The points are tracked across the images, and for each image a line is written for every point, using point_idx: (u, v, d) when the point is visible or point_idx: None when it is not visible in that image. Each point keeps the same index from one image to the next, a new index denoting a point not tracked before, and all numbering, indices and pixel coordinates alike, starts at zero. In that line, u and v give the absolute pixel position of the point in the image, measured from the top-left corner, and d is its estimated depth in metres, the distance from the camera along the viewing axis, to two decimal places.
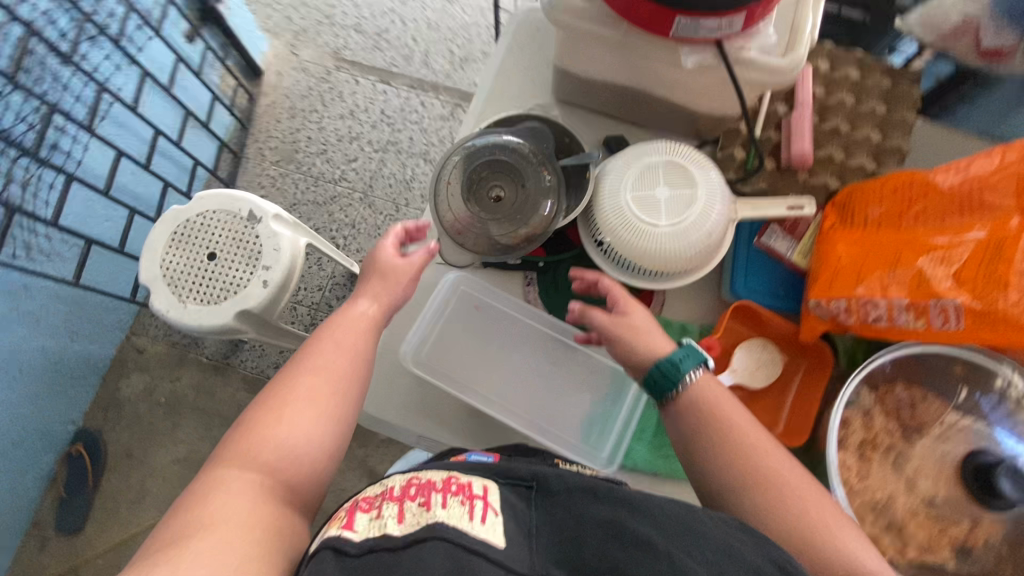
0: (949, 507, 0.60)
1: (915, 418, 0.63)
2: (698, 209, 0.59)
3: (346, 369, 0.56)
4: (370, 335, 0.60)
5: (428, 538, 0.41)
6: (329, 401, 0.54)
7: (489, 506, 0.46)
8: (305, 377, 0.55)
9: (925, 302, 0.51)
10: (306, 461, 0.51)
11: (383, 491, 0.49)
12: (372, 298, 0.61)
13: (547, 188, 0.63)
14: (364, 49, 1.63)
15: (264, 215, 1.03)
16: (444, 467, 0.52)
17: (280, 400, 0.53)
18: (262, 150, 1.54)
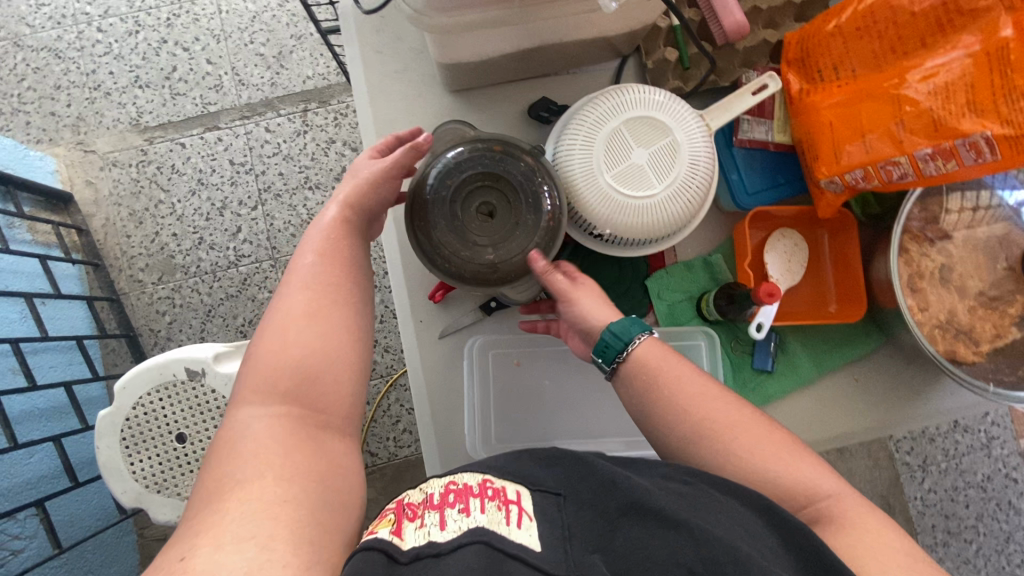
0: (997, 290, 0.63)
1: (940, 229, 0.63)
2: (683, 154, 0.53)
3: (344, 278, 0.48)
4: (351, 232, 0.51)
5: (469, 542, 0.36)
6: (332, 312, 0.46)
7: (525, 510, 0.40)
8: (297, 291, 0.46)
9: (950, 143, 0.48)
10: (326, 380, 0.43)
11: (424, 498, 0.42)
12: (339, 200, 0.51)
13: (525, 163, 0.53)
14: (165, 105, 1.35)
15: (203, 364, 0.88)
16: (477, 467, 0.45)
17: (280, 319, 0.45)
18: (136, 276, 1.30)
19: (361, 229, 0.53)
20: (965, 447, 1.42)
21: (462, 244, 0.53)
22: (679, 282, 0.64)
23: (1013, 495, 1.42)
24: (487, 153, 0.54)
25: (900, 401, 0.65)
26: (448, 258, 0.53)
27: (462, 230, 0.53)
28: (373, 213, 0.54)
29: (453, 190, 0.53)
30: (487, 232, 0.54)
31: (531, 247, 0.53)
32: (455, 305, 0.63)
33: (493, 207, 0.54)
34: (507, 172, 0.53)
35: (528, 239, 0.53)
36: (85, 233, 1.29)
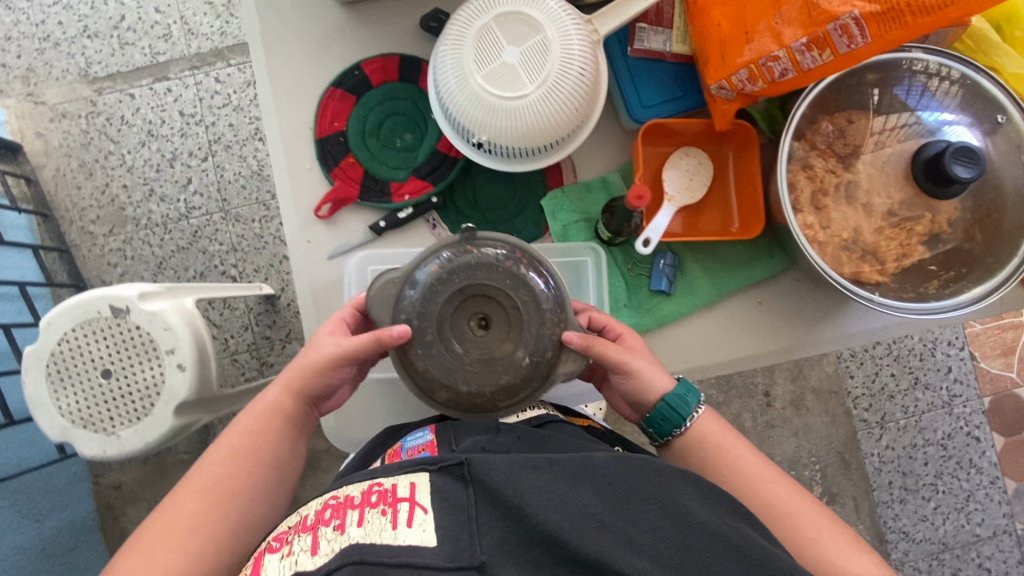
0: (908, 209, 0.60)
1: (849, 144, 0.60)
2: (557, 52, 0.50)
3: (250, 492, 0.50)
4: (286, 423, 0.52)
5: (339, 564, 0.34)
6: (215, 528, 0.47)
7: (417, 504, 0.39)
8: (185, 499, 0.48)
9: (824, 31, 0.46)
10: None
11: (297, 521, 0.41)
12: (282, 382, 0.52)
13: (495, 265, 0.47)
14: (114, 55, 1.33)
15: (128, 301, 0.87)
16: (368, 474, 0.44)
17: (155, 530, 0.46)
18: (87, 228, 1.30)
19: (306, 411, 0.53)
20: (925, 404, 1.40)
21: (499, 377, 0.46)
22: (576, 201, 0.62)
23: (975, 454, 1.40)
24: (452, 284, 0.46)
25: (803, 324, 0.63)
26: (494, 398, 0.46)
27: (479, 358, 0.46)
28: (325, 390, 0.53)
29: (437, 336, 0.46)
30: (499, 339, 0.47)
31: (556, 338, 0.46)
32: (346, 225, 0.61)
33: (487, 326, 0.47)
34: (464, 283, 0.46)
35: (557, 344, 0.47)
36: (34, 184, 1.28)
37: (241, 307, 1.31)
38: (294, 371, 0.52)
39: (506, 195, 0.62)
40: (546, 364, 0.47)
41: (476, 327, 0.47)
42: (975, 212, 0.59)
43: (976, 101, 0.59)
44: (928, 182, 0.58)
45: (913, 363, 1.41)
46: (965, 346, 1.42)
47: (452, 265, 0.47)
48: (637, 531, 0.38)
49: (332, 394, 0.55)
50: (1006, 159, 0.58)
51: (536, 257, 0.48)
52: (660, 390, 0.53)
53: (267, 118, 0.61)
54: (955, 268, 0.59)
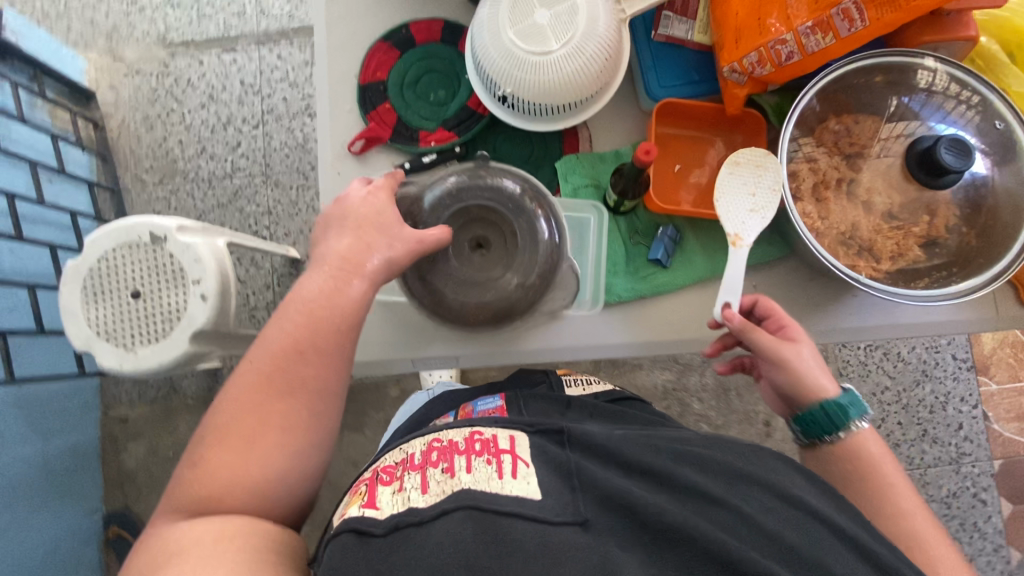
0: (906, 211, 0.62)
1: (854, 143, 0.63)
2: (584, 17, 0.55)
3: (322, 377, 0.49)
4: (350, 308, 0.50)
5: (456, 506, 0.38)
6: (290, 411, 0.47)
7: (519, 457, 0.42)
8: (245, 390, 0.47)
9: (827, 15, 0.50)
10: (278, 488, 0.45)
11: (404, 458, 0.45)
12: (351, 267, 0.51)
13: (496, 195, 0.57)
14: (191, 25, 1.45)
15: (166, 231, 0.94)
16: (465, 423, 0.47)
17: (240, 403, 0.47)
18: (140, 176, 1.40)
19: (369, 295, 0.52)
20: (932, 459, 1.36)
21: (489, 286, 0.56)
22: (587, 168, 0.65)
23: (980, 517, 1.34)
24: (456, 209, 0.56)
25: (794, 312, 0.65)
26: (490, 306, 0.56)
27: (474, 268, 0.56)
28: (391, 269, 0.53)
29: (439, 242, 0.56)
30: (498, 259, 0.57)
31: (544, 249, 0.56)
32: (373, 163, 0.66)
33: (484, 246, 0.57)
34: (472, 202, 0.56)
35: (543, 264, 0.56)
36: (100, 129, 1.39)
37: (265, 267, 1.38)
38: (353, 250, 0.52)
39: (524, 155, 0.67)
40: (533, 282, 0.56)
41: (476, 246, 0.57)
42: (971, 219, 0.61)
43: (981, 116, 0.61)
44: (924, 176, 0.60)
45: (922, 415, 1.37)
46: (979, 404, 1.38)
47: (467, 188, 0.56)
48: (756, 514, 0.39)
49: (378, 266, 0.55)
50: (1007, 174, 0.60)
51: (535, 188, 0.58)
52: (823, 391, 0.54)
53: (318, 61, 0.67)
54: (948, 267, 0.61)
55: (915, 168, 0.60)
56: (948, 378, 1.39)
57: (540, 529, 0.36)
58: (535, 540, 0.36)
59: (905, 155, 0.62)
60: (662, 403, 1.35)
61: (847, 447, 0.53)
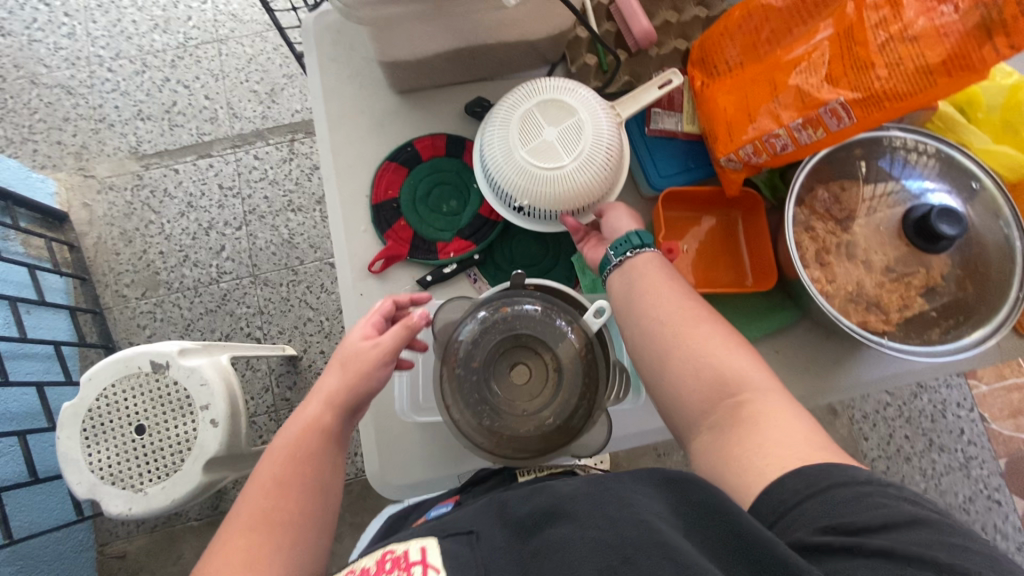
0: (903, 265, 0.66)
1: (844, 209, 0.68)
2: (590, 131, 0.59)
3: (302, 507, 0.46)
4: (326, 441, 0.50)
5: None
6: (271, 557, 0.43)
7: (428, 566, 0.37)
8: (235, 535, 0.44)
9: (816, 113, 0.54)
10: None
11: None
12: (323, 398, 0.51)
13: (534, 317, 0.51)
14: (163, 135, 1.46)
15: (168, 357, 0.91)
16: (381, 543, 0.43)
17: (224, 539, 0.44)
18: (120, 291, 1.37)
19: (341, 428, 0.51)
20: (943, 467, 1.40)
21: (512, 402, 0.49)
22: None
23: (999, 519, 1.38)
24: (497, 326, 0.50)
25: (820, 371, 0.67)
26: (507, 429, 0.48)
27: (483, 387, 0.49)
28: (357, 406, 0.52)
29: (482, 364, 0.49)
30: (527, 391, 0.50)
31: (571, 395, 0.49)
32: (395, 279, 0.67)
33: (519, 373, 0.50)
34: (522, 329, 0.51)
35: (565, 403, 0.49)
36: (76, 250, 1.37)
37: (262, 369, 1.34)
38: (337, 387, 0.52)
39: (540, 253, 0.69)
40: (552, 418, 0.48)
41: (515, 372, 0.50)
42: (966, 267, 0.65)
43: (951, 169, 0.67)
44: (920, 240, 0.64)
45: (926, 425, 1.42)
46: (974, 407, 1.44)
47: (527, 314, 0.51)
48: None
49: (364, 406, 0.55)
50: (985, 218, 0.66)
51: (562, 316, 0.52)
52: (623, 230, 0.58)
53: (328, 186, 0.70)
54: (955, 316, 0.65)
55: (912, 236, 0.64)
56: (942, 386, 1.44)
57: None
58: None
59: (901, 220, 0.66)
60: (681, 452, 1.35)
61: (667, 324, 0.49)
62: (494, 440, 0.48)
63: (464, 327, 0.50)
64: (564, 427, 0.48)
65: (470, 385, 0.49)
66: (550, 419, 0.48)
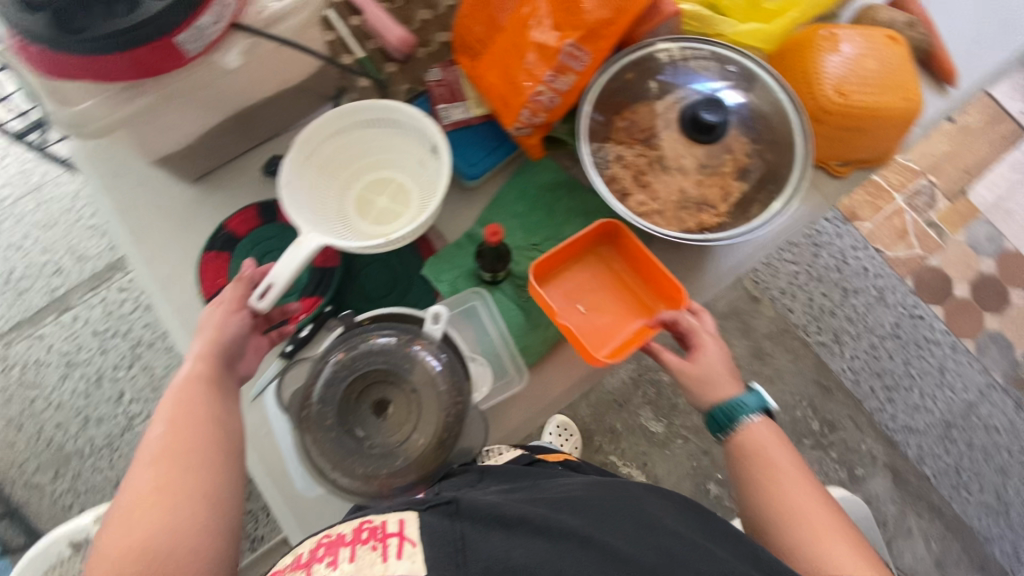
0: (710, 158, 0.70)
1: (644, 129, 0.72)
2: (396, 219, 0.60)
3: (204, 438, 0.45)
4: (205, 383, 0.49)
5: None
6: (193, 482, 0.42)
7: (406, 538, 0.39)
8: (143, 471, 0.42)
9: (558, 61, 0.57)
10: (180, 554, 0.39)
11: (293, 559, 0.41)
12: (194, 353, 0.51)
13: (381, 349, 0.51)
14: (12, 306, 1.35)
15: (85, 530, 0.85)
16: (360, 511, 0.44)
17: (124, 504, 0.41)
18: (31, 480, 1.27)
19: (222, 378, 0.51)
20: (863, 306, 1.51)
21: (379, 438, 0.49)
22: (450, 261, 0.69)
23: (925, 330, 1.50)
24: (344, 373, 0.50)
25: (680, 281, 0.71)
26: (382, 466, 0.47)
27: (348, 437, 0.48)
28: (231, 353, 0.53)
29: (338, 417, 0.48)
30: (389, 429, 0.49)
31: (437, 413, 0.49)
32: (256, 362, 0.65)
33: (384, 410, 0.50)
34: (368, 366, 0.50)
35: (432, 420, 0.49)
36: None
37: None
38: (207, 342, 0.51)
39: (390, 279, 0.70)
40: (421, 440, 0.48)
41: (379, 411, 0.50)
42: (760, 140, 0.70)
43: (720, 63, 0.72)
44: (698, 134, 0.68)
45: (835, 276, 1.52)
46: (868, 244, 1.55)
47: (370, 349, 0.51)
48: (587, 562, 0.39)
49: (240, 360, 0.55)
50: (762, 92, 0.71)
51: (407, 331, 0.52)
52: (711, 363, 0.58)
53: (157, 301, 0.67)
54: (766, 187, 0.70)
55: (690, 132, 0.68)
56: (835, 237, 1.55)
57: None
58: None
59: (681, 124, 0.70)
60: (639, 393, 1.39)
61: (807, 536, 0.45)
62: (377, 483, 0.47)
63: (314, 383, 0.50)
64: (441, 442, 0.49)
65: (331, 444, 0.48)
66: (417, 444, 0.48)
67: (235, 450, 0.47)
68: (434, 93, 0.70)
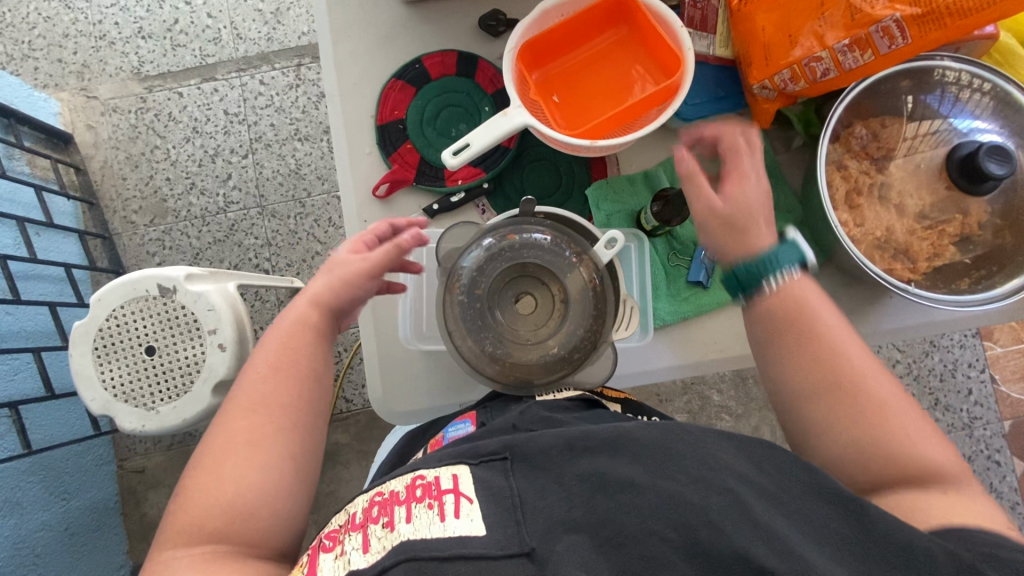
0: (938, 210, 0.62)
1: (882, 147, 0.63)
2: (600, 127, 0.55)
3: (296, 398, 0.51)
4: (314, 336, 0.54)
5: (396, 561, 0.34)
6: (278, 436, 0.49)
7: (463, 496, 0.39)
8: (238, 417, 0.49)
9: (866, 32, 0.51)
10: (261, 513, 0.46)
11: (346, 520, 0.41)
12: (309, 297, 0.55)
13: (542, 250, 0.51)
14: (165, 55, 1.40)
15: (175, 282, 0.90)
16: (406, 469, 0.43)
17: (219, 446, 0.48)
18: (129, 217, 1.36)
19: (329, 327, 0.55)
20: (945, 425, 1.39)
21: (515, 329, 0.51)
22: (617, 193, 0.64)
23: (995, 478, 1.38)
24: (505, 254, 0.50)
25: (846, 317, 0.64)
26: (510, 354, 0.50)
27: (486, 316, 0.50)
28: (344, 309, 0.56)
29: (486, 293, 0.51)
30: (528, 325, 0.51)
31: (578, 326, 0.49)
32: (399, 205, 0.65)
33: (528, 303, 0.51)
34: (530, 259, 0.51)
35: (570, 332, 0.50)
36: (83, 173, 1.35)
37: (271, 301, 1.34)
38: (323, 292, 0.54)
39: (552, 184, 0.67)
40: (554, 347, 0.50)
41: (522, 303, 0.52)
42: (1004, 215, 0.61)
43: (1006, 110, 0.62)
44: (964, 181, 0.59)
45: (933, 384, 1.40)
46: (985, 369, 1.41)
47: (535, 242, 0.50)
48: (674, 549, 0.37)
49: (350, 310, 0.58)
50: None
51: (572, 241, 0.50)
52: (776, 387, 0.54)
53: (332, 106, 0.66)
54: (986, 267, 0.61)
55: (956, 176, 0.60)
56: (955, 347, 1.41)
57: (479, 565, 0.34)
58: None
59: (945, 159, 0.61)
60: (683, 399, 1.35)
61: None
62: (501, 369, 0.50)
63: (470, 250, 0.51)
64: (573, 356, 0.49)
65: (470, 316, 0.50)
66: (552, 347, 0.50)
67: (315, 415, 0.52)
68: (684, 13, 0.63)
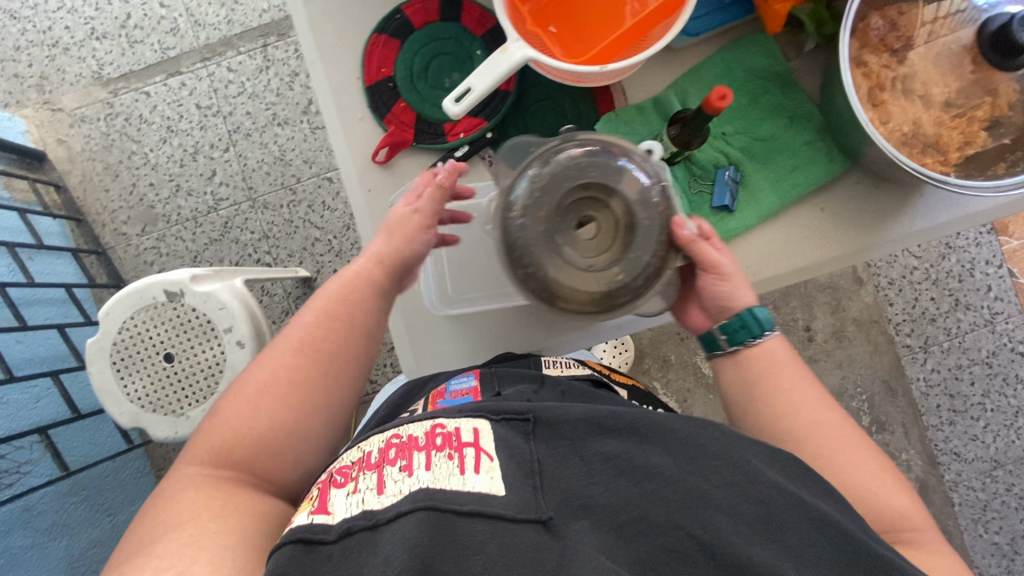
0: (965, 95, 0.58)
1: (902, 36, 0.59)
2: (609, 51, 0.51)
3: (347, 352, 0.51)
4: (373, 291, 0.53)
5: (412, 509, 0.33)
6: (320, 388, 0.49)
7: (483, 452, 0.37)
8: (285, 355, 0.49)
9: None
10: (287, 455, 0.47)
11: (359, 458, 0.39)
12: (372, 253, 0.54)
13: (607, 168, 0.49)
14: (124, 55, 1.33)
15: (181, 285, 0.88)
16: (427, 414, 0.42)
17: (260, 379, 0.49)
18: (120, 229, 1.33)
19: (387, 284, 0.55)
20: (967, 325, 1.39)
21: (576, 252, 0.49)
22: (628, 124, 0.61)
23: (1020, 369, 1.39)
24: (569, 172, 0.49)
25: (876, 222, 0.61)
26: (569, 278, 0.49)
27: (548, 239, 0.48)
28: (408, 268, 0.55)
29: (548, 214, 0.48)
30: (589, 248, 0.49)
31: (647, 248, 0.49)
32: (401, 169, 0.62)
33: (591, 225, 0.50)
34: (593, 177, 0.49)
35: (634, 258, 0.49)
36: (63, 190, 1.31)
37: (279, 293, 1.32)
38: (385, 249, 0.54)
39: (558, 125, 0.63)
40: (614, 273, 0.49)
41: (583, 227, 0.50)
42: None
43: None
44: (996, 55, 0.57)
45: (952, 285, 1.39)
46: (1003, 263, 1.39)
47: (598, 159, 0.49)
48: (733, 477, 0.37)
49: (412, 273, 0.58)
50: None
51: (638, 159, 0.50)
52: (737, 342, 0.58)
53: (314, 73, 0.62)
54: None
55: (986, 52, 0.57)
56: (971, 245, 1.39)
57: (497, 526, 0.33)
58: (495, 540, 0.33)
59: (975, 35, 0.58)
60: None
61: None
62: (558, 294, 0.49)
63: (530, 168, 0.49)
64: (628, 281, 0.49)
65: (533, 238, 0.48)
66: (611, 273, 0.49)
67: (359, 373, 0.52)
68: None
